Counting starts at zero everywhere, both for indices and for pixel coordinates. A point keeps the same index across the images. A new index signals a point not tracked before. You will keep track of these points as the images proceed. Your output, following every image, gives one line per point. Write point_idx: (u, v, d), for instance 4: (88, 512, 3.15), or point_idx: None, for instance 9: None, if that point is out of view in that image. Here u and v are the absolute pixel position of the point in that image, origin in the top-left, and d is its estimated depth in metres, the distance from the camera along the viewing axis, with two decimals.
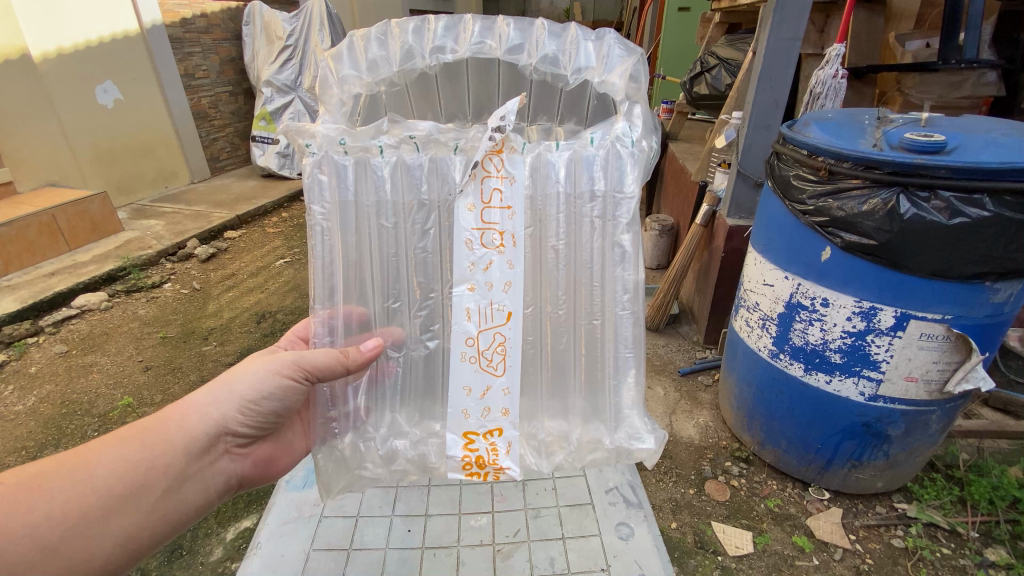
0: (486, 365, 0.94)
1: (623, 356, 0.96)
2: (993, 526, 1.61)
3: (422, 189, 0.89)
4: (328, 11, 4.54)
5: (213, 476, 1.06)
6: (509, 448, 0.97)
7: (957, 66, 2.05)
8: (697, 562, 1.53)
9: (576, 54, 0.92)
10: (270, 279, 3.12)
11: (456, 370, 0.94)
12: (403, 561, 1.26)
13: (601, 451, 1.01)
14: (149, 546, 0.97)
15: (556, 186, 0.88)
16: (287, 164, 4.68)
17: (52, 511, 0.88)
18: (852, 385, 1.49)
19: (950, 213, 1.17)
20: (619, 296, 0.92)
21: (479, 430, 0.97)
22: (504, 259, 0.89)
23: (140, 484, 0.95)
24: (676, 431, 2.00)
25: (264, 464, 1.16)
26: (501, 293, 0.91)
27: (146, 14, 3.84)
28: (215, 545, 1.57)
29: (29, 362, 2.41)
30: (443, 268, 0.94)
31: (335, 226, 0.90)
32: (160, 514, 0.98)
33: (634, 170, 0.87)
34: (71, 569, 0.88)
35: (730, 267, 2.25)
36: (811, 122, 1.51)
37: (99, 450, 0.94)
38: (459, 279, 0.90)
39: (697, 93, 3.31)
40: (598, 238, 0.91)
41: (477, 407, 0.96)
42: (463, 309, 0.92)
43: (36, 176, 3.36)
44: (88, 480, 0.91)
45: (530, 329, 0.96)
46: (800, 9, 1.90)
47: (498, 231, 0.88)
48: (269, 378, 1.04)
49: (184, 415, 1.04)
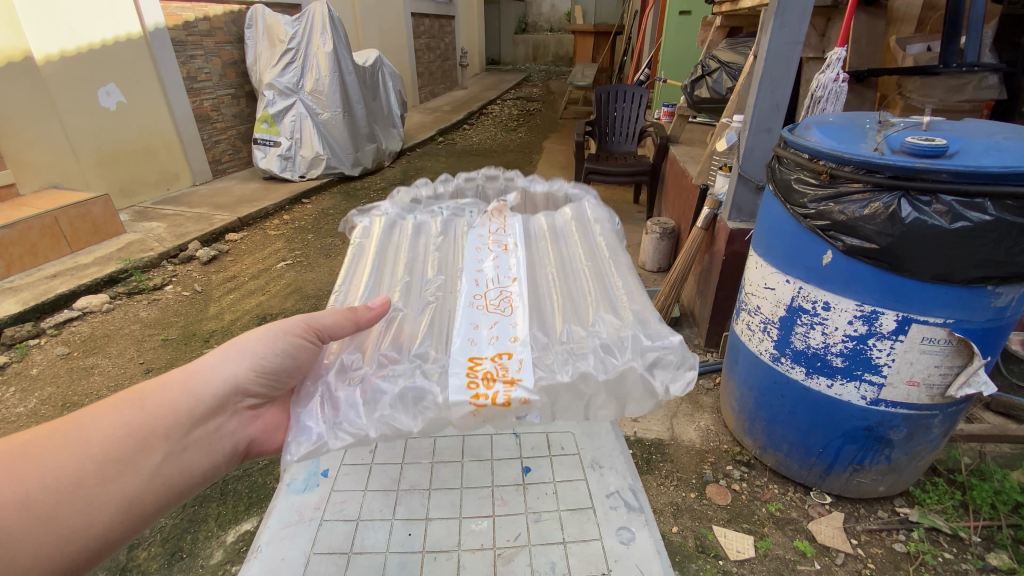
0: (493, 308, 1.17)
1: (619, 288, 1.17)
2: (995, 531, 1.60)
3: (444, 231, 1.39)
4: (331, 14, 4.57)
5: (218, 438, 1.05)
6: (520, 363, 1.03)
7: (957, 69, 2.00)
8: (698, 566, 1.52)
9: (541, 186, 1.57)
10: (270, 281, 3.13)
11: (467, 310, 1.16)
12: (404, 565, 1.26)
13: (627, 348, 1.02)
14: (151, 514, 0.95)
15: (540, 223, 1.42)
16: (288, 167, 4.70)
17: (48, 478, 0.87)
18: (854, 388, 1.49)
19: (951, 218, 1.17)
20: (602, 264, 1.26)
21: (488, 353, 1.06)
22: (508, 251, 1.31)
23: (140, 447, 0.95)
24: (677, 434, 2.00)
25: (272, 430, 1.12)
26: (507, 267, 1.27)
27: (150, 17, 3.87)
28: (215, 549, 1.57)
29: (30, 363, 2.41)
30: (455, 267, 1.31)
31: (374, 248, 1.34)
32: (162, 480, 0.96)
33: (593, 211, 1.42)
34: (69, 539, 0.86)
35: (730, 270, 2.25)
36: (812, 125, 1.52)
37: (95, 417, 0.94)
38: (474, 266, 1.27)
39: (697, 97, 3.32)
40: (578, 249, 1.31)
41: (486, 337, 1.10)
42: (475, 279, 1.23)
43: (39, 177, 3.35)
44: (85, 445, 0.91)
45: (536, 293, 1.21)
46: (800, 13, 1.91)
47: (503, 240, 1.34)
48: (280, 336, 1.07)
49: (191, 377, 1.05)
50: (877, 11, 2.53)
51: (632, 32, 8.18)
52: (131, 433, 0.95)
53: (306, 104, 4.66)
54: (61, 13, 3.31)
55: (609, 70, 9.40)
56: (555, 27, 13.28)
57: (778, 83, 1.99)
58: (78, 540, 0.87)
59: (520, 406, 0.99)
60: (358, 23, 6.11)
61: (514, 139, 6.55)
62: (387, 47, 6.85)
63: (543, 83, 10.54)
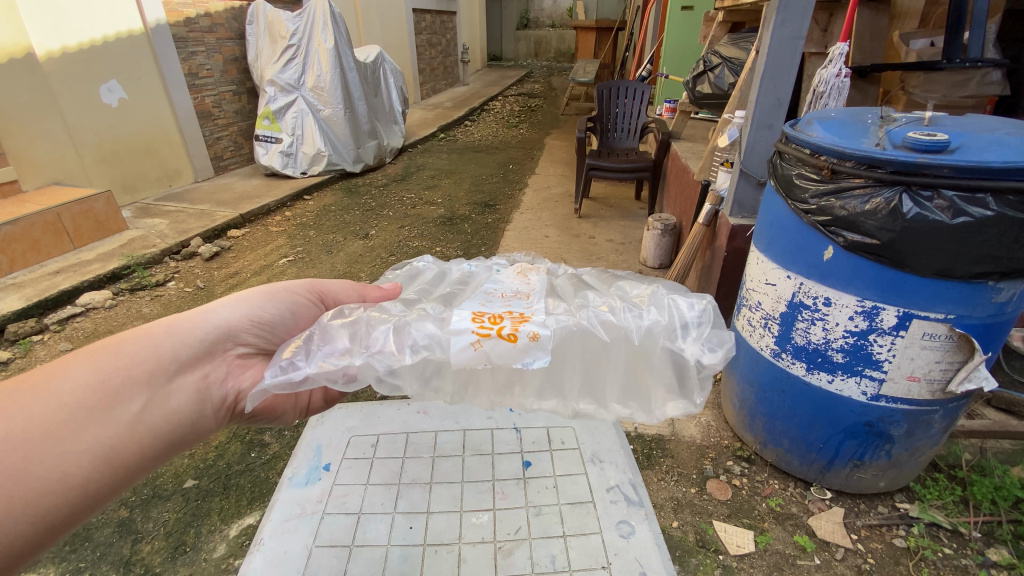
0: (511, 289, 1.17)
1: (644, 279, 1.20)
2: (996, 526, 1.61)
3: (467, 260, 1.43)
4: (332, 11, 4.56)
5: (203, 387, 1.00)
6: (534, 313, 1.04)
7: (962, 65, 2.03)
8: (698, 561, 1.53)
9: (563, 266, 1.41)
10: (273, 278, 3.13)
11: (481, 289, 1.17)
12: (406, 558, 1.26)
13: (650, 309, 1.07)
14: (133, 466, 0.88)
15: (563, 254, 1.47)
16: (290, 163, 4.70)
17: (16, 426, 0.79)
18: (854, 384, 1.49)
19: (952, 213, 1.16)
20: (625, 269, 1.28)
21: (501, 308, 1.06)
22: (529, 262, 1.33)
23: (118, 392, 0.89)
24: (678, 430, 2.00)
25: (262, 382, 1.08)
26: (526, 269, 1.28)
27: (150, 14, 3.87)
28: (218, 542, 1.57)
29: (34, 359, 2.42)
30: (475, 275, 1.31)
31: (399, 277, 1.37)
32: (144, 426, 0.90)
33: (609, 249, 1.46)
34: (45, 489, 0.78)
35: (731, 266, 2.25)
36: (814, 121, 1.51)
37: (63, 367, 0.87)
38: (491, 280, 1.22)
39: (699, 93, 3.31)
40: (599, 263, 1.35)
41: (498, 295, 1.14)
42: (487, 288, 1.19)
43: (42, 174, 3.36)
44: (54, 393, 0.84)
45: (563, 286, 1.20)
46: (802, 9, 1.90)
47: (526, 258, 1.38)
48: (283, 293, 1.16)
49: (175, 323, 1.01)
50: (880, 6, 2.52)
51: (633, 27, 8.13)
52: (108, 378, 0.89)
53: (308, 100, 4.67)
54: (63, 9, 3.31)
55: (611, 66, 9.36)
56: (557, 23, 13.23)
57: (780, 79, 1.99)
58: (51, 494, 0.79)
59: (527, 343, 0.99)
60: (359, 19, 6.11)
61: (515, 135, 6.55)
62: (388, 44, 6.85)
63: (545, 79, 10.50)
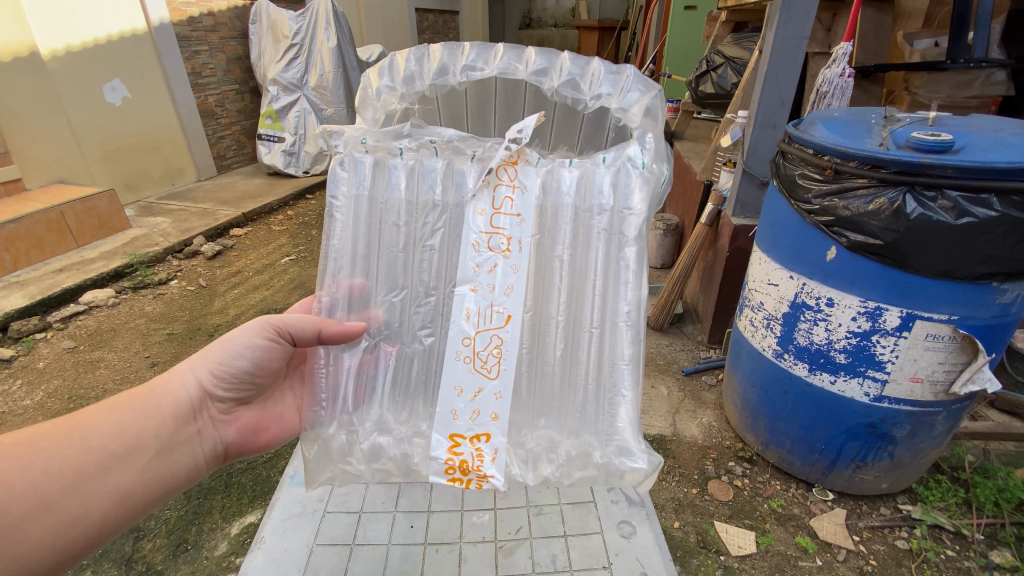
0: (480, 366, 0.89)
1: (619, 370, 0.91)
2: (999, 528, 1.60)
3: (435, 191, 0.89)
4: (334, 10, 4.56)
5: (197, 441, 1.05)
6: (495, 455, 0.90)
7: (964, 65, 2.00)
8: (699, 562, 1.52)
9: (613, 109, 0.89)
10: (275, 277, 3.13)
11: (449, 368, 0.89)
12: (406, 557, 1.27)
13: (591, 467, 0.94)
14: (143, 507, 0.96)
15: (565, 199, 0.87)
16: (292, 162, 4.70)
17: (50, 467, 0.87)
18: (857, 385, 1.48)
19: (957, 213, 1.16)
20: (620, 307, 0.89)
21: (467, 433, 0.90)
22: (509, 263, 0.87)
23: (134, 444, 0.96)
24: (680, 430, 2.00)
25: (249, 432, 1.13)
26: (502, 295, 0.88)
27: (154, 13, 3.88)
28: (220, 540, 1.58)
29: (37, 357, 2.43)
30: (445, 269, 0.93)
31: (350, 222, 0.92)
32: (153, 475, 0.97)
33: (642, 191, 0.84)
34: (69, 524, 0.86)
35: (735, 266, 2.24)
36: (817, 120, 1.50)
37: (88, 417, 0.94)
38: (463, 279, 0.88)
39: (702, 92, 3.30)
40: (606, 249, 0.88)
41: (467, 410, 0.90)
42: (463, 310, 0.89)
43: (46, 173, 3.42)
44: (82, 440, 0.91)
45: (522, 374, 0.93)
46: (806, 7, 1.89)
47: (505, 236, 0.86)
48: (247, 342, 1.08)
49: (171, 379, 1.06)
50: (884, 6, 2.50)
51: (636, 28, 8.12)
52: (125, 430, 0.96)
53: (310, 100, 4.68)
54: (66, 8, 3.31)
55: None
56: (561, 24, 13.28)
57: (784, 79, 1.99)
58: (74, 530, 0.87)
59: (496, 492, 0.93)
60: (362, 18, 6.11)
61: None
62: (391, 44, 6.85)
63: None
